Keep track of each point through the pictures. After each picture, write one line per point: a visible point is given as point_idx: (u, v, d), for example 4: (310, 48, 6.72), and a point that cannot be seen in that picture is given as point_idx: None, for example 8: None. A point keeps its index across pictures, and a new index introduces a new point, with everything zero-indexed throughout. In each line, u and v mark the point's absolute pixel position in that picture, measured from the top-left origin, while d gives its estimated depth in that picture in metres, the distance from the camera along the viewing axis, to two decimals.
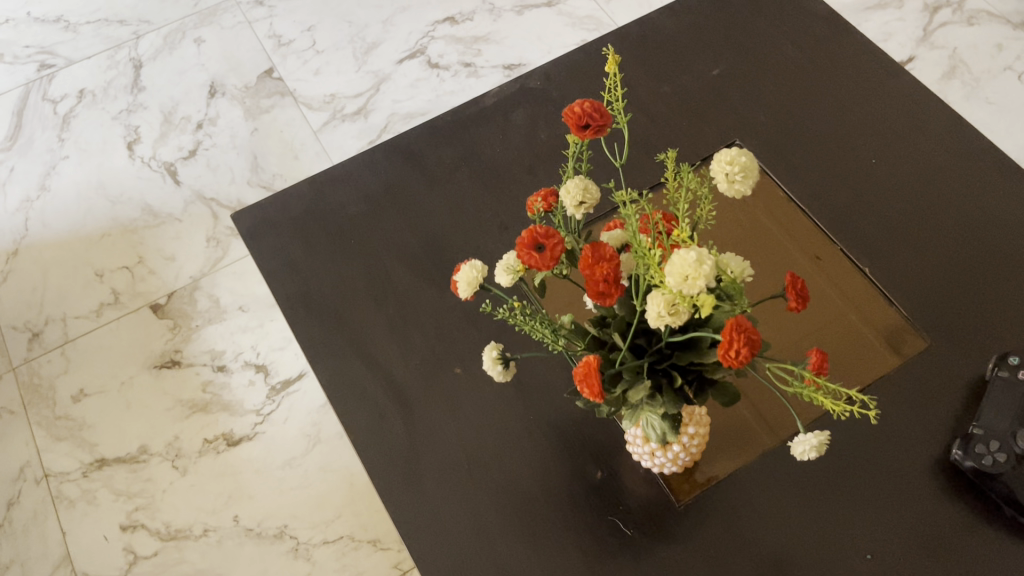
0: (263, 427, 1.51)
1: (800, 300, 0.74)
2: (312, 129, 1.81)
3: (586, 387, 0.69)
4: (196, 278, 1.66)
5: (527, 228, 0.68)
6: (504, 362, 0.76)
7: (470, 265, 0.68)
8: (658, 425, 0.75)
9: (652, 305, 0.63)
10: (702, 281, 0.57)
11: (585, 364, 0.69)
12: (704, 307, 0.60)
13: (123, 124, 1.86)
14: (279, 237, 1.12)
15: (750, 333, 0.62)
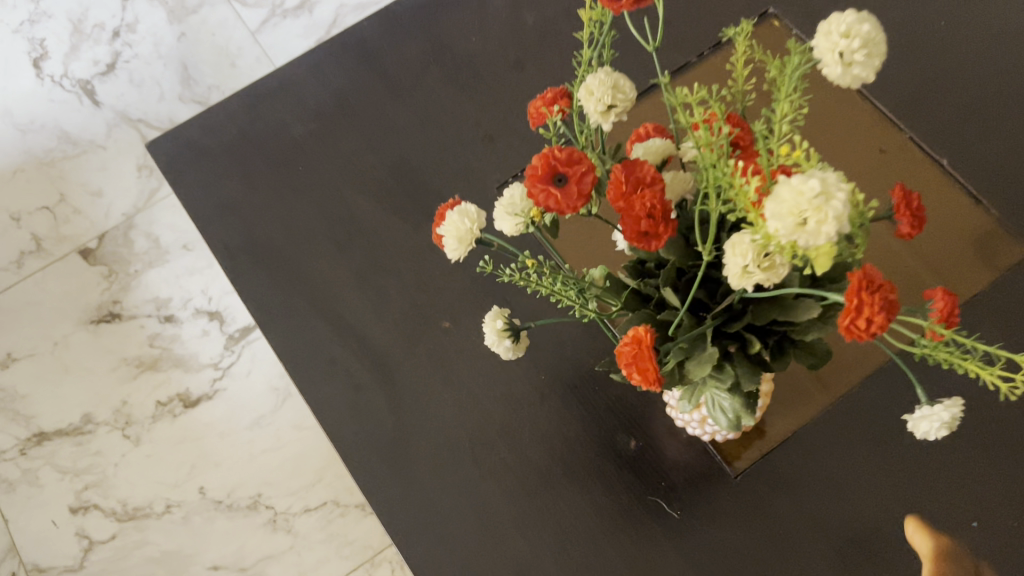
0: (224, 384, 1.31)
1: (917, 225, 0.54)
2: (248, 29, 1.54)
3: (639, 368, 0.49)
4: (129, 215, 1.43)
5: (540, 153, 0.46)
6: (514, 335, 0.56)
7: (461, 211, 0.47)
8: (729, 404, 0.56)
9: (735, 255, 0.43)
10: (832, 227, 0.37)
11: (638, 334, 0.49)
12: (820, 260, 0.40)
13: (26, 38, 1.58)
14: (209, 168, 0.90)
15: (884, 292, 0.42)
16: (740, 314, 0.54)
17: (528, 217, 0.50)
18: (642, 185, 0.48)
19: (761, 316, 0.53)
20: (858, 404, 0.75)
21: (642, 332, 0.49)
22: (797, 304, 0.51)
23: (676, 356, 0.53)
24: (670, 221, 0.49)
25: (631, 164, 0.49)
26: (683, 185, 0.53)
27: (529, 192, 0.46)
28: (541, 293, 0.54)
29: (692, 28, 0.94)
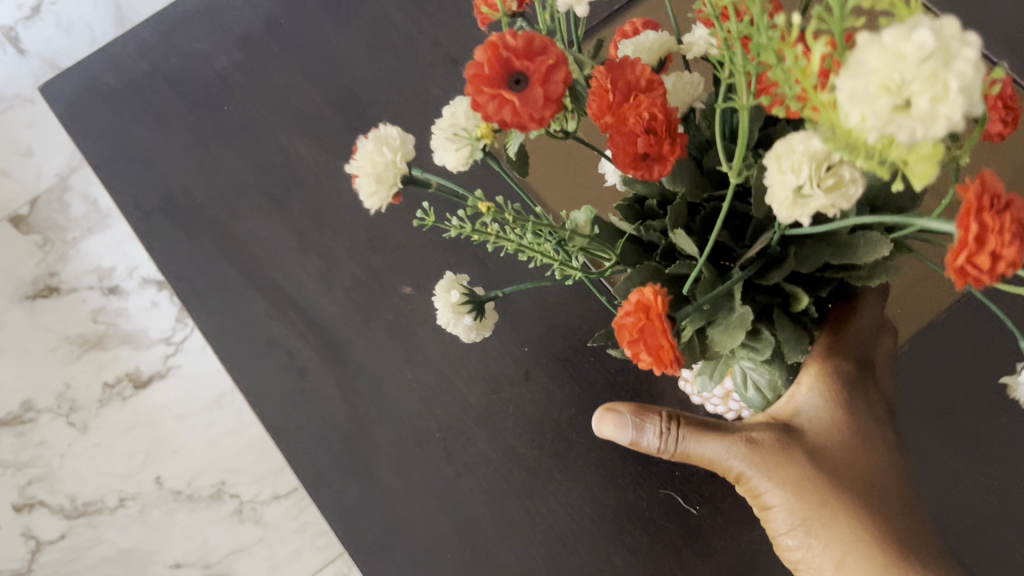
0: (178, 360, 1.18)
1: (1014, 120, 0.36)
2: None
3: (643, 343, 0.35)
4: (63, 176, 1.27)
5: (485, 43, 0.31)
6: (474, 310, 0.43)
7: (378, 137, 0.36)
8: (769, 379, 0.43)
9: (783, 172, 0.30)
10: (959, 104, 0.21)
11: (644, 297, 0.35)
12: (918, 165, 0.24)
13: None
14: (117, 113, 0.75)
15: (1011, 223, 0.28)
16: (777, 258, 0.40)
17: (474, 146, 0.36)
18: (635, 93, 0.34)
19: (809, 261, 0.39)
20: (919, 365, 0.60)
21: (650, 292, 0.35)
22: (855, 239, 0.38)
23: (696, 322, 0.39)
24: (678, 140, 0.34)
25: (619, 65, 0.35)
26: (691, 89, 0.38)
27: (473, 101, 0.31)
28: (505, 249, 0.40)
29: None
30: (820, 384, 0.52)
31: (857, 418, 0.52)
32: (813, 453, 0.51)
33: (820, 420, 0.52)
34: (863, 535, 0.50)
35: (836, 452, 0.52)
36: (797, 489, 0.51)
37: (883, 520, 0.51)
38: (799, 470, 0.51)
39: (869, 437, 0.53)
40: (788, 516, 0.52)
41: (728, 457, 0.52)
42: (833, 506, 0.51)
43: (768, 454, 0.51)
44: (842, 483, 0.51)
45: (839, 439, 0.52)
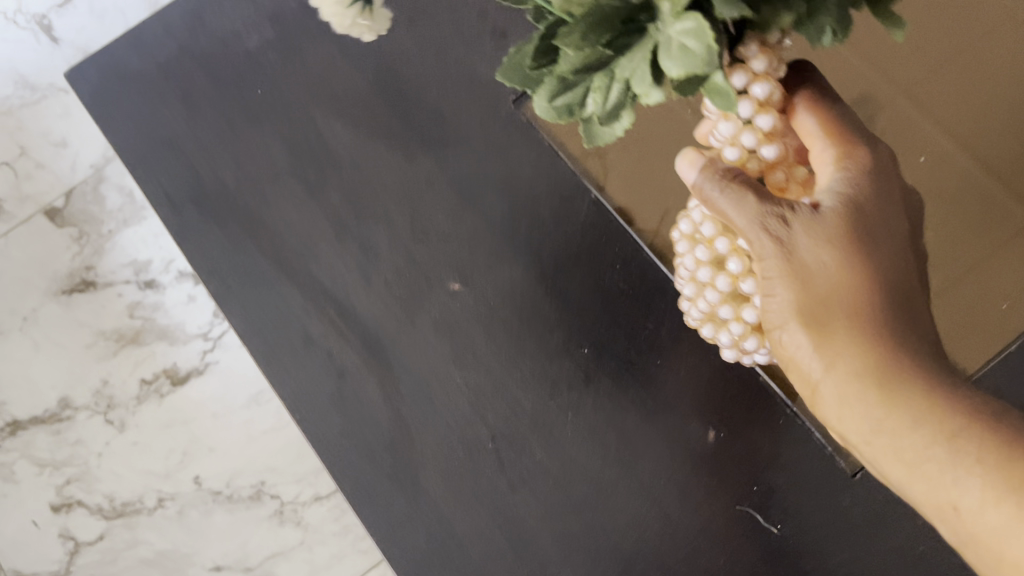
0: (215, 356, 1.14)
1: None
2: None
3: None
4: (98, 166, 1.24)
5: None
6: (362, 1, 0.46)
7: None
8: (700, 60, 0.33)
9: None
10: None
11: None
12: None
13: None
14: (142, 95, 0.69)
15: None
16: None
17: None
18: None
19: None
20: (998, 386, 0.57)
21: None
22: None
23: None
24: None
25: None
26: None
27: None
28: None
29: None
30: (845, 151, 0.44)
31: (881, 201, 0.43)
32: (844, 229, 0.42)
33: (848, 192, 0.42)
34: (874, 340, 0.41)
35: (863, 229, 0.42)
36: (807, 271, 0.42)
37: (898, 323, 0.41)
38: (827, 246, 0.41)
39: (898, 227, 0.44)
40: (788, 305, 0.42)
41: (748, 224, 0.42)
42: (852, 295, 0.41)
43: (791, 230, 0.42)
44: (866, 266, 0.41)
45: (865, 215, 0.42)
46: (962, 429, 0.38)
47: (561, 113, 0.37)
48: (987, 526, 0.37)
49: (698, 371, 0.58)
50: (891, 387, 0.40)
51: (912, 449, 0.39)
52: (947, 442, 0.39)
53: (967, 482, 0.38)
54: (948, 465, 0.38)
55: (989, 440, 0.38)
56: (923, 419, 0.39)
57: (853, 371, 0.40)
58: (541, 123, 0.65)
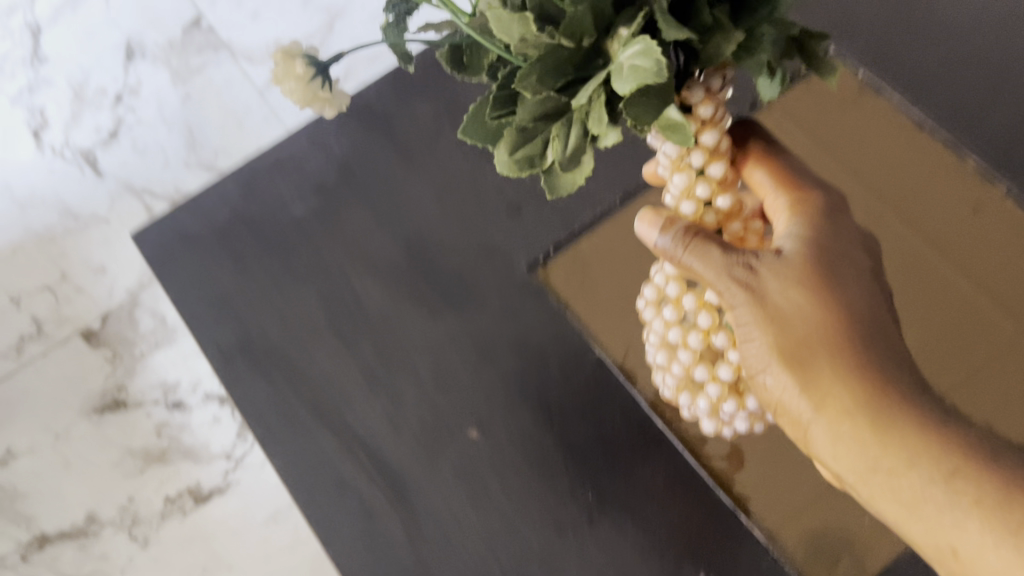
0: (237, 475, 1.21)
1: None
2: (257, 88, 1.47)
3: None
4: (134, 291, 1.33)
5: None
6: (320, 78, 0.52)
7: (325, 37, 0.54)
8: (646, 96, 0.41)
9: None
10: None
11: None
12: None
13: (25, 107, 1.50)
14: (200, 258, 0.79)
15: None
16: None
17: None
18: None
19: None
20: None
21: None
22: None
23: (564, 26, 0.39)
24: None
25: None
26: None
27: None
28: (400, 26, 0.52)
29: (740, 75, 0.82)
30: (793, 201, 0.57)
31: (835, 243, 0.54)
32: (804, 272, 0.52)
33: (807, 243, 0.53)
34: (849, 369, 0.50)
35: (826, 273, 0.52)
36: (779, 315, 0.51)
37: (867, 347, 0.51)
38: (797, 289, 0.52)
39: (861, 265, 0.54)
40: (767, 350, 0.52)
41: (723, 275, 0.52)
42: (822, 329, 0.51)
43: (763, 279, 0.52)
44: (830, 304, 0.51)
45: (820, 260, 0.53)
46: (959, 473, 0.47)
47: (518, 163, 0.44)
48: (989, 565, 0.45)
49: (674, 520, 0.65)
50: (877, 416, 0.49)
51: (901, 477, 0.48)
52: (933, 465, 0.47)
53: (967, 530, 0.46)
54: (947, 504, 0.47)
55: (984, 484, 0.46)
56: (908, 450, 0.48)
57: (838, 407, 0.50)
58: (553, 287, 0.75)
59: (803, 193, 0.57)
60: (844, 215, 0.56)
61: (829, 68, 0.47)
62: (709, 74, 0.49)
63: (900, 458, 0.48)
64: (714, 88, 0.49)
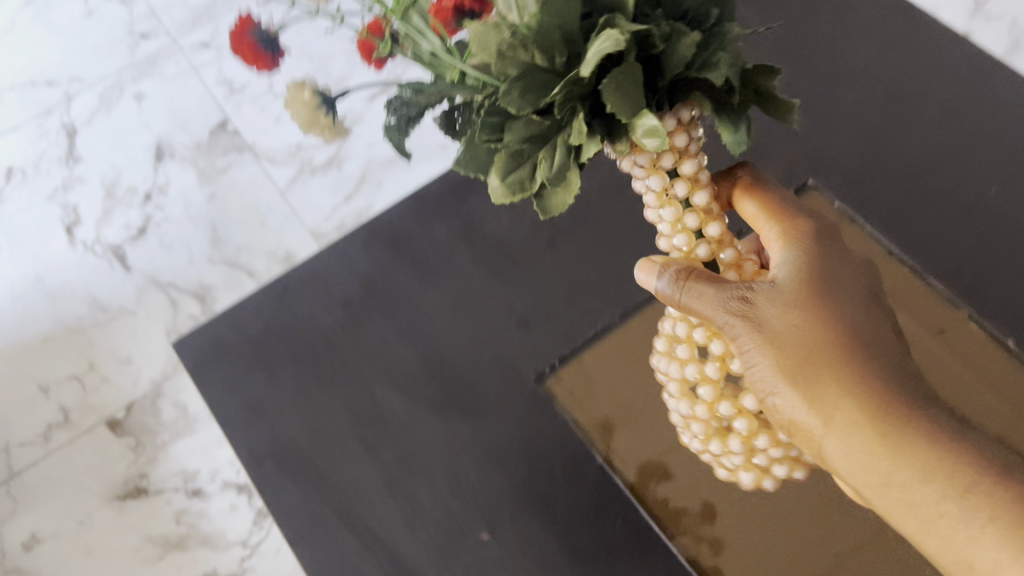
0: (252, 562, 1.26)
1: None
2: (278, 188, 1.56)
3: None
4: (158, 382, 1.40)
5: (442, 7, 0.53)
6: (325, 106, 0.57)
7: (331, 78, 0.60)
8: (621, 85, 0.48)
9: None
10: None
11: (248, 61, 0.57)
12: None
13: (60, 204, 1.60)
14: (235, 367, 0.87)
15: None
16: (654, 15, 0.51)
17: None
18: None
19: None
20: None
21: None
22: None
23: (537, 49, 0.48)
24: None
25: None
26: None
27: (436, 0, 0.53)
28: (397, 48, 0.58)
29: None
30: (783, 230, 0.64)
31: (827, 266, 0.61)
32: (799, 304, 0.59)
33: (800, 271, 0.60)
34: (847, 385, 0.56)
35: (821, 298, 0.59)
36: (779, 346, 0.58)
37: (863, 361, 0.57)
38: (792, 316, 0.59)
39: (857, 286, 0.60)
40: (771, 374, 0.58)
41: (725, 309, 0.60)
42: (818, 348, 0.57)
43: (761, 310, 0.59)
44: (824, 326, 0.58)
45: (814, 291, 0.59)
46: (973, 489, 0.51)
47: (509, 184, 0.52)
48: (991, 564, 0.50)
49: None
50: (876, 426, 0.55)
51: (911, 493, 0.54)
52: (941, 476, 0.52)
53: (984, 546, 0.51)
54: (962, 519, 0.52)
55: (997, 502, 0.51)
56: (915, 463, 0.53)
57: (843, 422, 0.56)
58: (557, 397, 0.82)
59: (793, 222, 0.63)
60: (836, 241, 0.63)
61: (790, 111, 0.54)
62: (677, 108, 0.55)
63: (910, 469, 0.53)
64: (683, 121, 0.56)
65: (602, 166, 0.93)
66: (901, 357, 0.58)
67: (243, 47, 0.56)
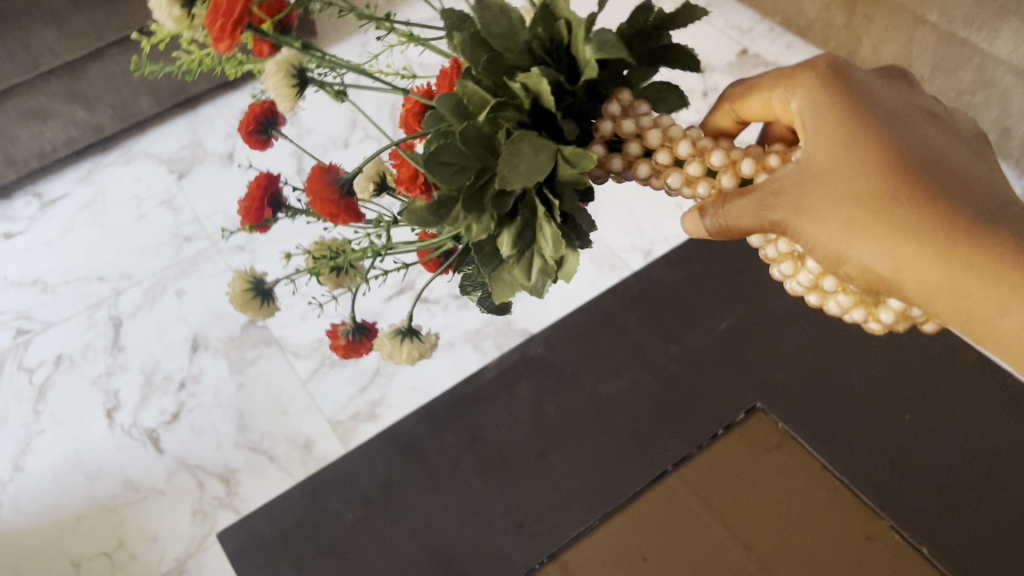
0: None
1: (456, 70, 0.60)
2: (300, 379, 1.74)
3: (219, 21, 0.57)
4: (182, 559, 1.55)
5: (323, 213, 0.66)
6: (403, 334, 0.75)
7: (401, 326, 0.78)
8: (539, 142, 0.53)
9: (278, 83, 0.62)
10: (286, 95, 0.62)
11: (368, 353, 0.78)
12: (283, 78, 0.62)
13: (102, 389, 1.77)
14: (272, 557, 1.03)
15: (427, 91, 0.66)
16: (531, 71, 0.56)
17: (361, 182, 0.74)
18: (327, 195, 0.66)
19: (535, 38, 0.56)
20: None
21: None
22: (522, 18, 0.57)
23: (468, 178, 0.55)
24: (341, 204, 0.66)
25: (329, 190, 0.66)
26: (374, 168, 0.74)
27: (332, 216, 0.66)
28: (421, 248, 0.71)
29: (696, 419, 1.07)
30: (788, 90, 0.59)
31: (837, 122, 0.56)
32: (825, 177, 0.56)
33: (814, 140, 0.57)
34: (901, 248, 0.54)
35: (841, 166, 0.56)
36: (837, 228, 0.55)
37: (908, 221, 0.54)
38: (828, 196, 0.55)
39: (869, 133, 0.56)
40: (828, 259, 0.56)
41: (764, 208, 0.57)
42: (859, 226, 0.55)
43: (798, 194, 0.56)
44: (857, 199, 0.55)
45: (842, 150, 0.56)
46: None
47: (534, 278, 0.58)
48: None
49: None
50: (952, 276, 0.54)
51: (1007, 328, 0.53)
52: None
53: None
54: None
55: None
56: (996, 294, 0.53)
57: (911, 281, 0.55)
58: None
59: (791, 82, 0.59)
60: (844, 68, 0.58)
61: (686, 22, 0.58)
62: (605, 108, 0.59)
63: (993, 304, 0.53)
64: (618, 112, 0.59)
65: (585, 385, 1.11)
66: (957, 179, 0.56)
67: (349, 351, 0.77)
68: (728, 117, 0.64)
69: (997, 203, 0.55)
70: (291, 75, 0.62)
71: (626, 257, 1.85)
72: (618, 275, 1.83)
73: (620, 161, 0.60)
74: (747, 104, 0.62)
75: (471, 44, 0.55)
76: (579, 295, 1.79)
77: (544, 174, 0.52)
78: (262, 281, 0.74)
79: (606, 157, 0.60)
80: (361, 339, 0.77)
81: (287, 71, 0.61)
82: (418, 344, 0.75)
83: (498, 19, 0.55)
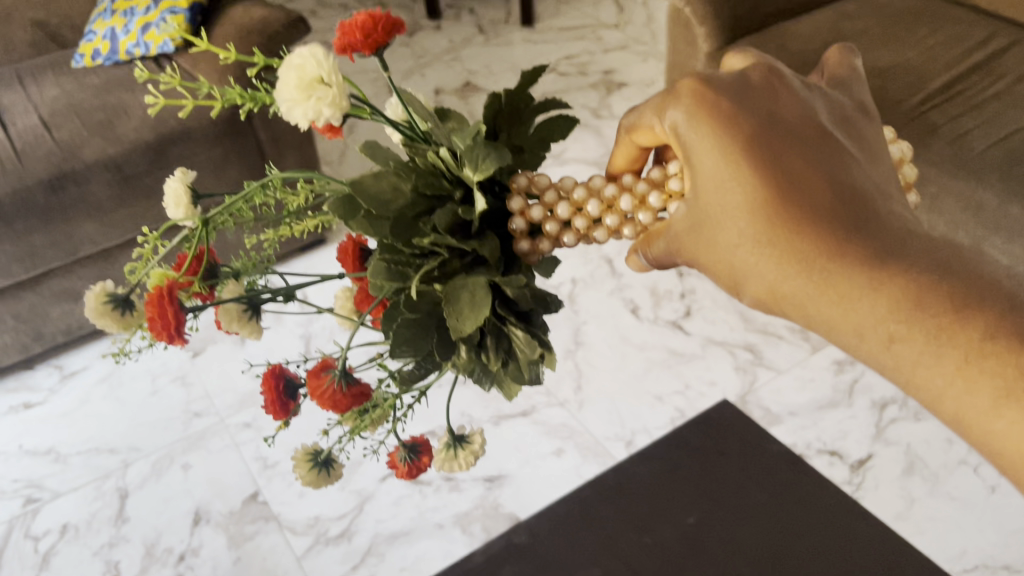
0: None
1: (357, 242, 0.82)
2: (295, 555, 1.83)
3: (157, 327, 0.72)
4: None
5: (336, 410, 0.80)
6: (453, 446, 0.92)
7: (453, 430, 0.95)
8: (469, 286, 0.68)
9: (234, 323, 0.78)
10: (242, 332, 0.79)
11: (428, 468, 0.96)
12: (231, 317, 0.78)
13: (103, 559, 1.85)
14: None
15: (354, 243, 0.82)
16: (429, 204, 0.71)
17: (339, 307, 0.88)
18: (333, 398, 0.80)
19: (417, 185, 0.70)
20: None
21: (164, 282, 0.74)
22: (398, 169, 0.71)
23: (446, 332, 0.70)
24: (340, 401, 0.80)
25: (331, 395, 0.80)
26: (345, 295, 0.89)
27: (342, 409, 0.81)
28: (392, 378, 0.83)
29: None
30: (664, 131, 0.71)
31: (707, 171, 0.69)
32: (705, 224, 0.71)
33: (695, 188, 0.71)
34: (772, 276, 0.69)
35: (715, 216, 0.71)
36: (731, 265, 0.71)
37: (771, 256, 0.69)
38: (712, 241, 0.72)
39: (737, 173, 0.68)
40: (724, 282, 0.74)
41: (672, 250, 0.75)
42: (737, 262, 0.71)
43: (693, 239, 0.73)
44: (730, 243, 0.70)
45: (716, 199, 0.70)
46: (900, 343, 0.65)
47: (526, 374, 0.75)
48: (939, 387, 0.64)
49: None
50: (812, 304, 0.68)
51: (867, 344, 0.66)
52: (870, 303, 0.65)
53: (933, 373, 0.64)
54: (902, 358, 0.65)
55: (921, 334, 0.64)
56: (845, 317, 0.67)
57: (784, 302, 0.70)
58: None
59: (667, 119, 0.71)
60: (708, 102, 0.69)
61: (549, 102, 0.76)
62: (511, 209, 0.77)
63: (847, 321, 0.67)
64: (523, 207, 0.77)
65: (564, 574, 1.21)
66: (810, 209, 0.68)
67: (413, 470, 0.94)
68: (631, 145, 0.78)
69: (846, 225, 0.67)
70: (244, 316, 0.78)
71: (609, 446, 1.97)
72: (602, 461, 1.94)
73: (549, 244, 0.79)
74: (639, 134, 0.75)
75: (372, 225, 0.69)
76: (567, 480, 1.91)
77: (486, 308, 0.67)
78: (319, 454, 0.90)
79: (536, 243, 0.78)
80: (416, 459, 0.94)
81: (243, 313, 0.78)
82: (473, 449, 0.93)
83: (381, 198, 0.69)
